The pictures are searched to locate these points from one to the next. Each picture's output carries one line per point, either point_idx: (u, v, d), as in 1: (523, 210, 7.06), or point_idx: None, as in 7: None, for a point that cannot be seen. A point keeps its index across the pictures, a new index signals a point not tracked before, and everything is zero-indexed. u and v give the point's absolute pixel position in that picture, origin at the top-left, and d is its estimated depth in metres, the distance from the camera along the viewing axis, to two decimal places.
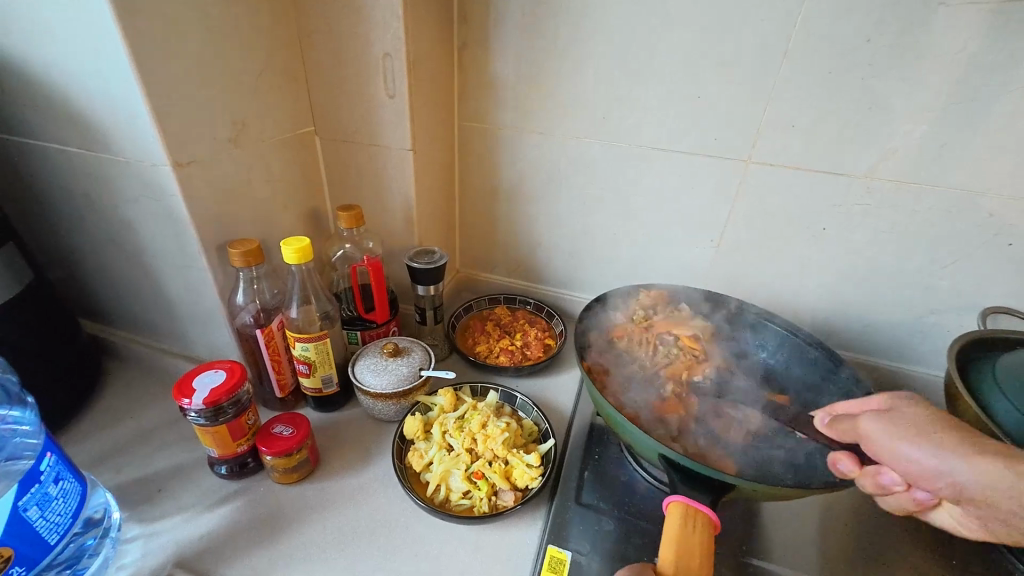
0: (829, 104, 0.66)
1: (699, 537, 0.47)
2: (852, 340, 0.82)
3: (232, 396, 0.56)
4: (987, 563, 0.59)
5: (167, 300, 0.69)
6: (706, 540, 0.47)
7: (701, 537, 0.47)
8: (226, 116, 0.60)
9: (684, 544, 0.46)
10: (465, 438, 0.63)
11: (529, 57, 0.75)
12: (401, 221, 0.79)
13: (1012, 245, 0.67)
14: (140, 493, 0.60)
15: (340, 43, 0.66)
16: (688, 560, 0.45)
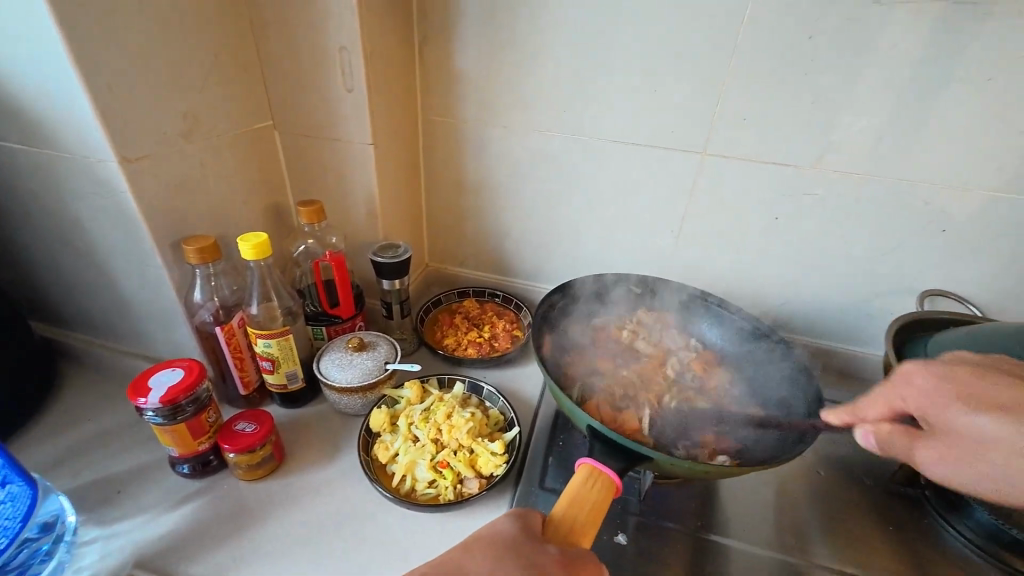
0: (776, 99, 0.69)
1: (597, 494, 0.46)
2: (805, 324, 0.86)
3: (191, 395, 0.55)
4: (923, 527, 0.64)
5: (123, 299, 0.67)
6: (605, 498, 0.46)
7: (600, 493, 0.46)
8: (176, 110, 0.59)
9: (579, 497, 0.46)
10: (431, 429, 0.64)
11: (490, 49, 0.76)
12: (365, 216, 0.79)
13: (946, 231, 0.72)
14: (99, 495, 0.59)
15: (294, 35, 0.66)
16: (579, 510, 0.45)
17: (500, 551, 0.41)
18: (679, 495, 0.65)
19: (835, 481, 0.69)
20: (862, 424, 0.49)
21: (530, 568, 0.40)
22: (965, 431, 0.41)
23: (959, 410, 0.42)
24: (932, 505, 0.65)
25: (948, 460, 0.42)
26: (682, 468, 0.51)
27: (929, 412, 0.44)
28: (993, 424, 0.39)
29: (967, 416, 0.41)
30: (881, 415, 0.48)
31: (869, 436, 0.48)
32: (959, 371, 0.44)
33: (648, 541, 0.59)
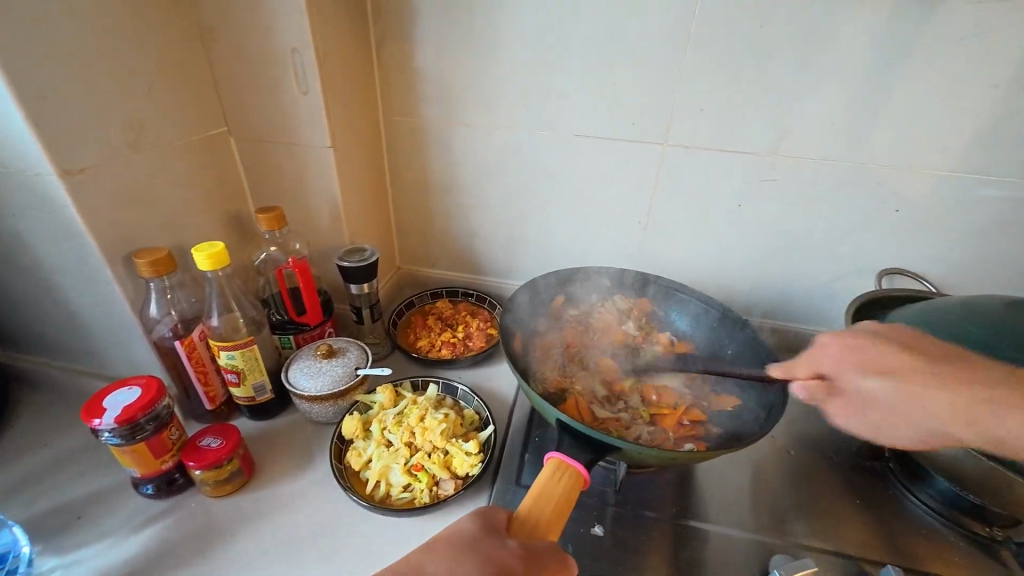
0: (732, 88, 0.70)
1: (564, 489, 0.46)
2: (773, 309, 0.88)
3: (149, 412, 0.53)
4: (888, 499, 0.66)
5: (76, 318, 0.65)
6: (571, 492, 0.46)
7: (566, 487, 0.46)
8: (119, 119, 0.56)
9: (546, 492, 0.46)
10: (404, 433, 0.63)
11: (447, 46, 0.75)
12: (330, 221, 0.77)
13: (899, 211, 0.74)
14: (57, 523, 0.57)
15: (243, 38, 0.64)
16: (546, 506, 0.45)
17: (462, 550, 0.41)
18: (655, 483, 0.66)
19: (806, 460, 0.71)
20: (795, 377, 0.55)
21: (489, 565, 0.40)
22: (874, 396, 0.47)
23: (864, 376, 0.48)
24: (896, 477, 0.67)
25: (849, 415, 0.50)
26: (652, 457, 0.51)
27: (837, 375, 0.51)
28: (887, 388, 0.46)
29: (866, 380, 0.48)
30: (808, 373, 0.54)
31: (802, 388, 0.53)
32: (869, 351, 0.49)
33: (626, 530, 0.60)
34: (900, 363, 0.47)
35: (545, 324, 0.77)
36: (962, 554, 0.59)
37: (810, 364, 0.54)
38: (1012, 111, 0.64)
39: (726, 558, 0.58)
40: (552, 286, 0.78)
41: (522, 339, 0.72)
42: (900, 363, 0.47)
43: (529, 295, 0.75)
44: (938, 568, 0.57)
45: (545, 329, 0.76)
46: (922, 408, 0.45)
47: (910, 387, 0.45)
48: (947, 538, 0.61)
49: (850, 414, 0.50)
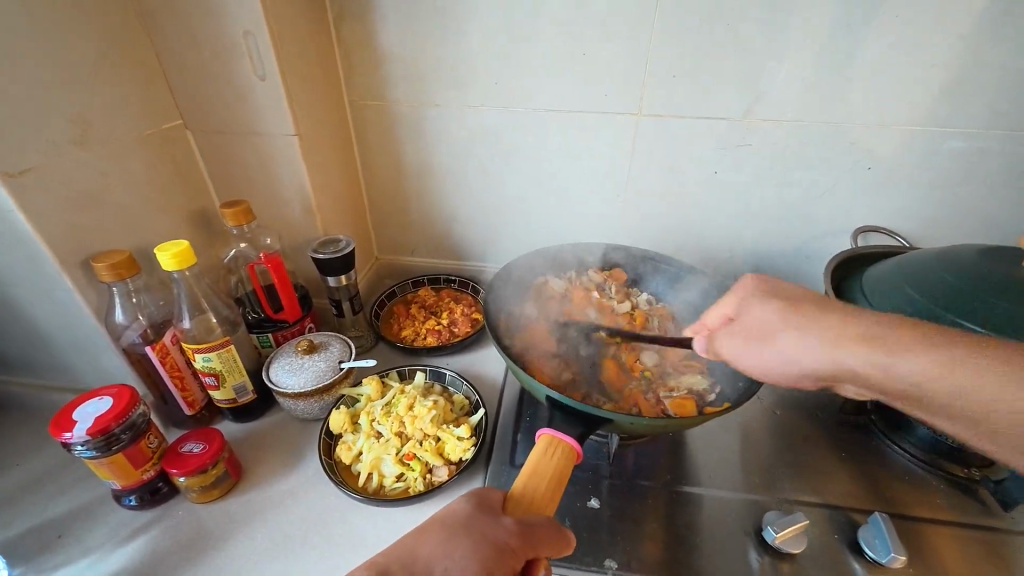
0: (701, 51, 0.69)
1: (557, 464, 0.46)
2: (753, 274, 0.89)
3: (124, 421, 0.51)
4: (871, 449, 0.68)
5: (37, 330, 0.62)
6: (565, 467, 0.46)
7: (559, 462, 0.46)
8: (62, 115, 0.53)
9: (538, 469, 0.46)
10: (393, 423, 0.62)
11: (410, 23, 0.72)
12: (301, 213, 0.75)
13: (871, 168, 0.75)
14: (38, 542, 0.55)
15: (191, 22, 0.60)
16: (540, 481, 0.45)
17: (455, 530, 0.40)
18: (649, 452, 0.67)
19: (792, 417, 0.73)
20: (704, 329, 0.53)
21: (483, 543, 0.39)
22: (761, 322, 0.47)
23: (762, 305, 0.47)
24: (878, 427, 0.69)
25: (738, 343, 0.49)
26: (643, 426, 0.52)
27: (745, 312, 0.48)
28: (775, 319, 0.46)
29: (767, 311, 0.46)
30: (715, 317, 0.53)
31: (700, 342, 0.52)
32: (777, 291, 0.48)
33: (622, 501, 0.60)
34: (801, 308, 0.46)
35: (527, 302, 0.76)
36: (942, 495, 0.61)
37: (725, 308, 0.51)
38: (976, 64, 0.65)
39: (722, 520, 0.58)
40: (536, 265, 0.79)
41: (506, 318, 0.72)
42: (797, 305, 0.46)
43: (507, 280, 0.75)
44: (921, 511, 0.59)
45: (528, 305, 0.76)
46: (814, 336, 0.44)
47: (791, 313, 0.45)
48: (929, 482, 0.63)
49: (742, 341, 0.48)
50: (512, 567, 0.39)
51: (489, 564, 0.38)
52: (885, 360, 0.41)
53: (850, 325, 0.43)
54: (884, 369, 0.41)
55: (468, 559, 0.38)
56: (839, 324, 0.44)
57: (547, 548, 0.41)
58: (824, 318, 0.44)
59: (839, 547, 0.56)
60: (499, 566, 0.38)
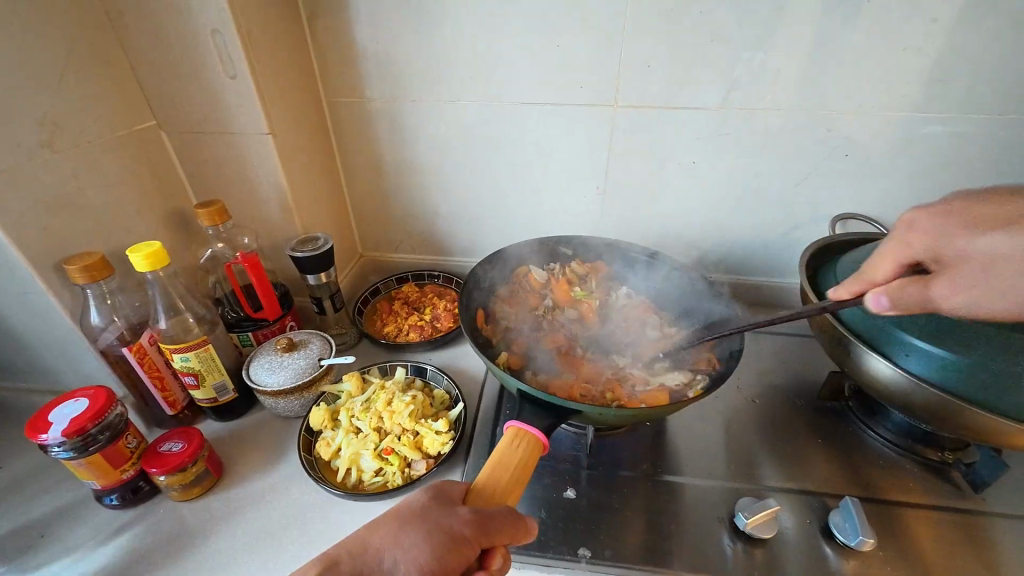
0: (676, 40, 0.69)
1: (522, 454, 0.47)
2: (736, 264, 0.89)
3: (100, 421, 0.52)
4: (848, 434, 0.68)
5: (15, 333, 0.62)
6: (530, 457, 0.47)
7: (525, 452, 0.47)
8: (30, 118, 0.53)
9: (504, 459, 0.46)
10: (372, 418, 0.63)
11: (383, 18, 0.72)
12: (279, 212, 0.75)
13: (849, 155, 0.75)
14: (20, 543, 0.56)
15: (159, 22, 0.60)
16: (503, 471, 0.45)
17: (409, 521, 0.41)
18: (627, 442, 0.68)
19: (772, 405, 0.73)
20: (870, 290, 0.47)
21: (436, 532, 0.40)
22: (976, 255, 0.42)
23: (967, 242, 0.43)
24: (855, 414, 0.70)
25: (959, 287, 0.43)
26: (614, 417, 0.52)
27: (932, 253, 0.45)
28: (1004, 240, 0.41)
29: (978, 241, 0.42)
30: (892, 271, 0.47)
31: (881, 297, 0.45)
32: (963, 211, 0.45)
33: (600, 491, 0.61)
34: (997, 214, 0.43)
35: (507, 297, 0.77)
36: (917, 479, 0.62)
37: (896, 257, 0.47)
38: (949, 48, 0.65)
39: (698, 508, 0.59)
40: (515, 257, 0.79)
41: (485, 314, 0.73)
42: (996, 214, 0.43)
43: (487, 268, 0.76)
44: (894, 495, 0.60)
45: (508, 299, 0.76)
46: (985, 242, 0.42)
47: (976, 224, 0.43)
48: (903, 466, 0.63)
49: (953, 287, 0.43)
50: (465, 555, 0.39)
51: (439, 552, 0.39)
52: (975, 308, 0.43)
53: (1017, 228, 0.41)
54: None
55: (419, 547, 0.39)
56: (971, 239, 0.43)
57: (505, 536, 0.41)
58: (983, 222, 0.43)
59: (813, 531, 0.56)
60: (449, 556, 0.39)
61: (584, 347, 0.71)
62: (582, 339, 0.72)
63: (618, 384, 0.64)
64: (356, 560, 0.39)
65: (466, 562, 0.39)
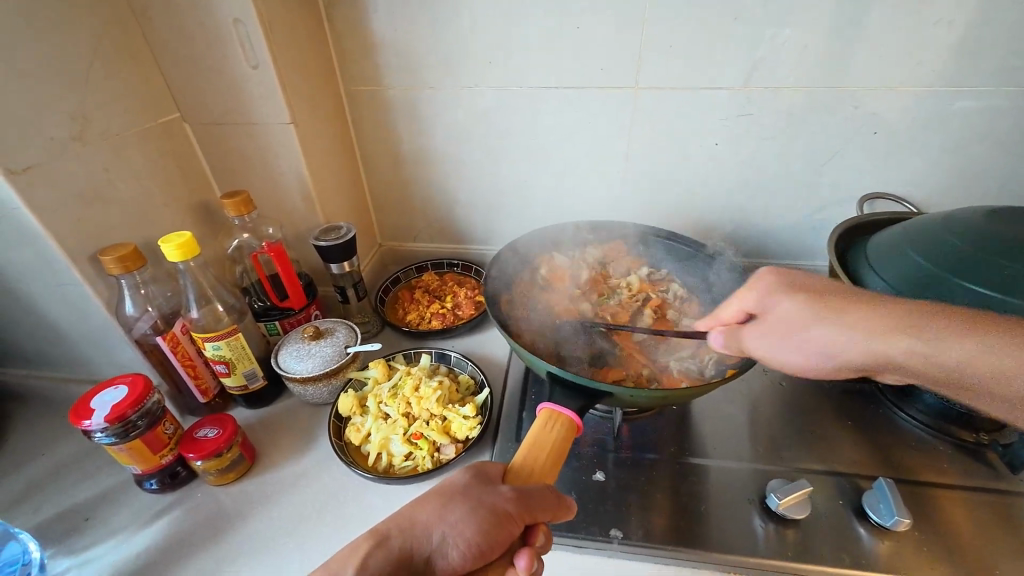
0: (698, 20, 0.67)
1: (556, 435, 0.47)
2: (758, 247, 0.88)
3: (140, 409, 0.53)
4: (878, 416, 0.68)
5: (54, 325, 0.64)
6: (565, 439, 0.47)
7: (560, 434, 0.47)
8: (60, 113, 0.53)
9: (539, 441, 0.47)
10: (400, 404, 0.64)
11: (400, 6, 0.71)
12: (301, 202, 0.75)
13: (877, 133, 0.73)
14: (68, 526, 0.58)
15: (181, 14, 0.60)
16: (539, 452, 0.46)
17: (452, 498, 0.42)
18: (653, 426, 0.67)
19: (798, 388, 0.73)
20: (718, 324, 0.54)
21: (482, 508, 0.40)
22: (783, 317, 0.47)
23: (786, 301, 0.47)
24: (885, 396, 0.69)
25: (771, 337, 0.48)
26: (644, 398, 0.52)
27: (762, 311, 0.49)
28: (795, 308, 0.46)
29: (784, 303, 0.47)
30: (733, 313, 0.53)
31: (718, 336, 0.53)
32: (801, 283, 0.48)
33: (628, 474, 0.61)
34: (829, 290, 0.47)
35: (529, 280, 0.77)
36: (949, 460, 0.61)
37: (739, 304, 0.53)
38: (985, 18, 0.62)
39: (727, 490, 0.59)
40: (538, 243, 0.79)
41: (508, 298, 0.73)
42: (829, 299, 0.46)
43: (509, 257, 0.76)
44: (926, 475, 0.59)
45: (529, 282, 0.76)
46: (822, 329, 0.44)
47: (815, 310, 0.45)
48: (936, 447, 0.63)
49: (763, 336, 0.48)
50: (511, 529, 0.40)
51: (485, 528, 0.39)
52: (898, 354, 0.42)
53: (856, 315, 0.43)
54: (886, 357, 0.42)
55: (466, 523, 0.40)
56: (871, 313, 0.43)
57: (547, 512, 0.43)
58: (840, 309, 0.44)
59: (845, 513, 0.56)
60: (495, 532, 0.39)
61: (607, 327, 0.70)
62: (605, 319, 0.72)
63: (644, 370, 0.64)
64: (406, 533, 0.40)
65: (512, 536, 0.40)
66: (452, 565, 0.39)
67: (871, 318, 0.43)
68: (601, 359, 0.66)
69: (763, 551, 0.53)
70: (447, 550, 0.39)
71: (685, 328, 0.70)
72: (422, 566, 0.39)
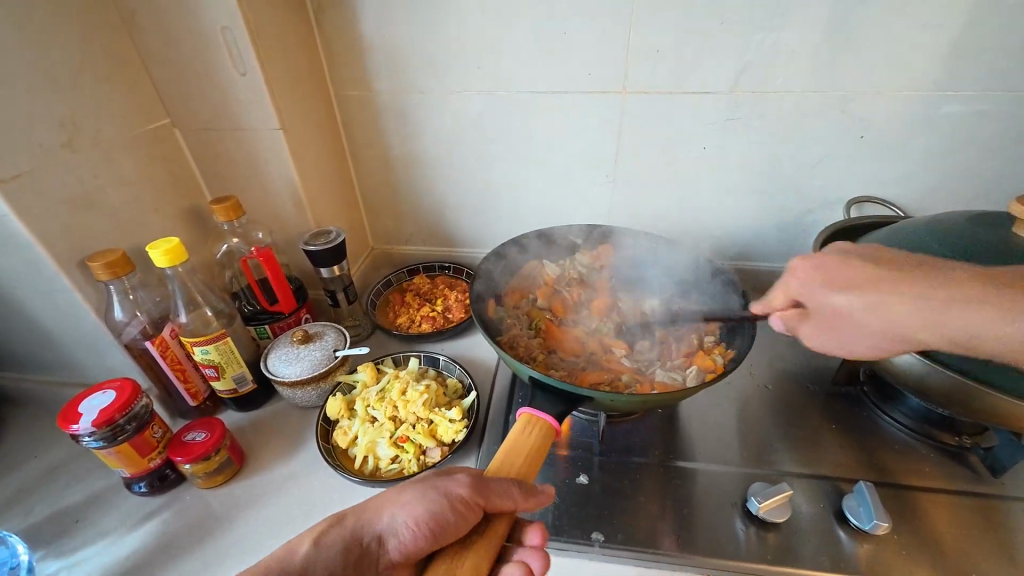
0: (685, 26, 0.68)
1: (533, 439, 0.48)
2: (747, 250, 0.88)
3: (127, 413, 0.54)
4: (863, 419, 0.68)
5: (44, 330, 0.65)
6: (543, 442, 0.48)
7: (538, 438, 0.48)
8: (49, 119, 0.54)
9: (517, 446, 0.47)
10: (387, 407, 0.64)
11: (389, 11, 0.72)
12: (291, 206, 0.76)
13: (863, 137, 0.73)
14: (58, 528, 0.58)
15: (169, 21, 0.61)
16: (516, 456, 0.46)
17: (411, 485, 0.43)
18: (640, 429, 0.68)
19: (784, 391, 0.73)
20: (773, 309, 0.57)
21: (434, 490, 0.41)
22: (831, 313, 0.49)
23: (834, 295, 0.48)
24: (871, 399, 0.69)
25: (824, 332, 0.51)
26: (624, 403, 0.52)
27: (808, 296, 0.51)
28: (853, 300, 0.47)
29: (833, 297, 0.49)
30: (784, 301, 0.55)
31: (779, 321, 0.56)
32: (837, 266, 0.50)
33: (612, 477, 0.62)
34: (867, 277, 0.47)
35: (516, 284, 0.77)
36: (932, 463, 0.61)
37: (784, 291, 0.55)
38: (969, 23, 0.63)
39: (710, 494, 0.59)
40: (528, 247, 0.78)
41: (495, 303, 0.73)
42: (864, 278, 0.48)
43: (499, 258, 0.75)
44: (907, 479, 0.60)
45: (517, 286, 0.77)
46: (879, 316, 0.46)
47: (882, 296, 0.46)
48: (919, 451, 0.63)
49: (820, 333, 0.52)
50: (464, 511, 0.40)
51: (433, 507, 0.40)
52: (955, 330, 0.43)
53: (870, 300, 0.46)
54: (941, 334, 0.44)
55: (415, 503, 0.41)
56: (900, 298, 0.45)
57: (508, 499, 0.42)
58: (895, 288, 0.46)
59: (827, 516, 0.56)
60: (449, 515, 0.40)
61: (592, 334, 0.71)
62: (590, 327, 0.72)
63: (629, 374, 0.64)
64: (362, 513, 0.42)
65: (466, 519, 0.40)
66: (403, 545, 0.40)
67: (944, 287, 0.44)
68: (585, 363, 0.67)
69: (744, 554, 0.53)
70: (397, 531, 0.40)
71: (669, 335, 0.70)
72: (372, 545, 0.41)
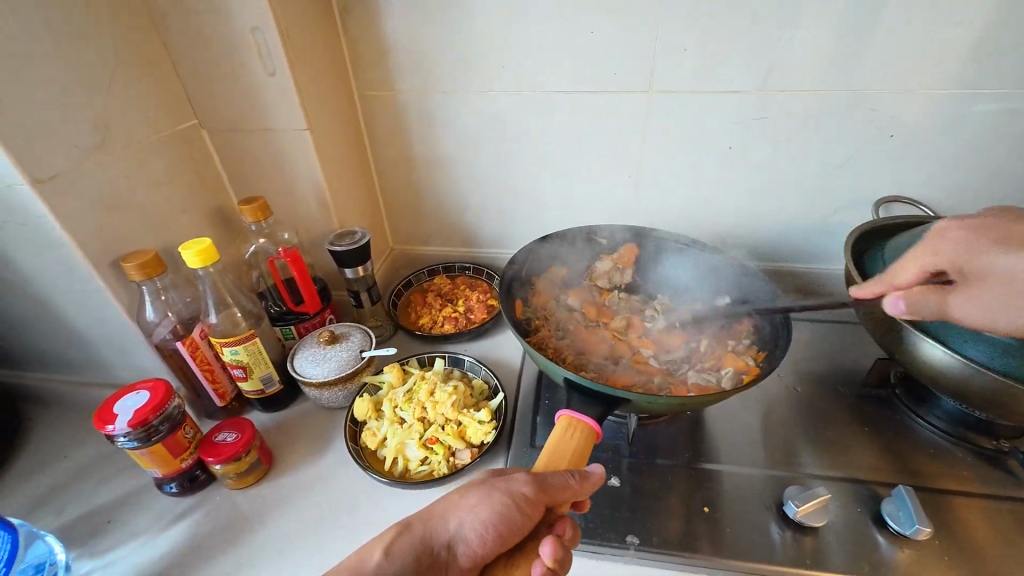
0: (714, 24, 0.67)
1: (576, 443, 0.48)
2: (771, 250, 0.88)
3: (161, 413, 0.54)
4: (896, 422, 0.67)
5: (76, 330, 0.65)
6: (584, 445, 0.48)
7: (580, 441, 0.48)
8: (83, 120, 0.54)
9: (559, 449, 0.47)
10: (415, 408, 0.64)
11: (415, 11, 0.71)
12: (316, 207, 0.76)
13: (894, 136, 0.73)
14: (90, 527, 0.59)
15: (199, 22, 0.61)
16: (561, 460, 0.46)
17: (470, 487, 0.43)
18: (668, 432, 0.67)
19: (813, 394, 0.72)
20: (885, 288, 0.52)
21: (496, 492, 0.41)
22: None
23: None
24: (902, 401, 0.69)
25: (937, 306, 0.47)
26: (661, 405, 0.52)
27: None
28: None
29: None
30: None
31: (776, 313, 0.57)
32: None
33: (642, 479, 0.61)
34: None
35: (542, 284, 0.77)
36: (969, 467, 0.60)
37: None
38: (1006, 21, 0.62)
39: (743, 497, 0.59)
40: (552, 248, 0.77)
41: (522, 304, 0.73)
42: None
43: (524, 259, 0.74)
44: (943, 483, 0.59)
45: (543, 287, 0.76)
46: None
47: None
48: (954, 454, 0.62)
49: None
50: (529, 513, 0.41)
51: (501, 510, 0.40)
52: None
53: None
54: None
55: (480, 506, 0.41)
56: None
57: (569, 493, 0.42)
58: None
59: (863, 519, 0.56)
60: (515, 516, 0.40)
61: (620, 335, 0.70)
62: (617, 328, 0.71)
63: (660, 376, 0.64)
64: (425, 517, 0.43)
65: (532, 520, 0.41)
66: (471, 547, 0.40)
67: None
68: (614, 364, 0.66)
69: (780, 558, 0.52)
70: (465, 534, 0.40)
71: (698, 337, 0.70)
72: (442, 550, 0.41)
